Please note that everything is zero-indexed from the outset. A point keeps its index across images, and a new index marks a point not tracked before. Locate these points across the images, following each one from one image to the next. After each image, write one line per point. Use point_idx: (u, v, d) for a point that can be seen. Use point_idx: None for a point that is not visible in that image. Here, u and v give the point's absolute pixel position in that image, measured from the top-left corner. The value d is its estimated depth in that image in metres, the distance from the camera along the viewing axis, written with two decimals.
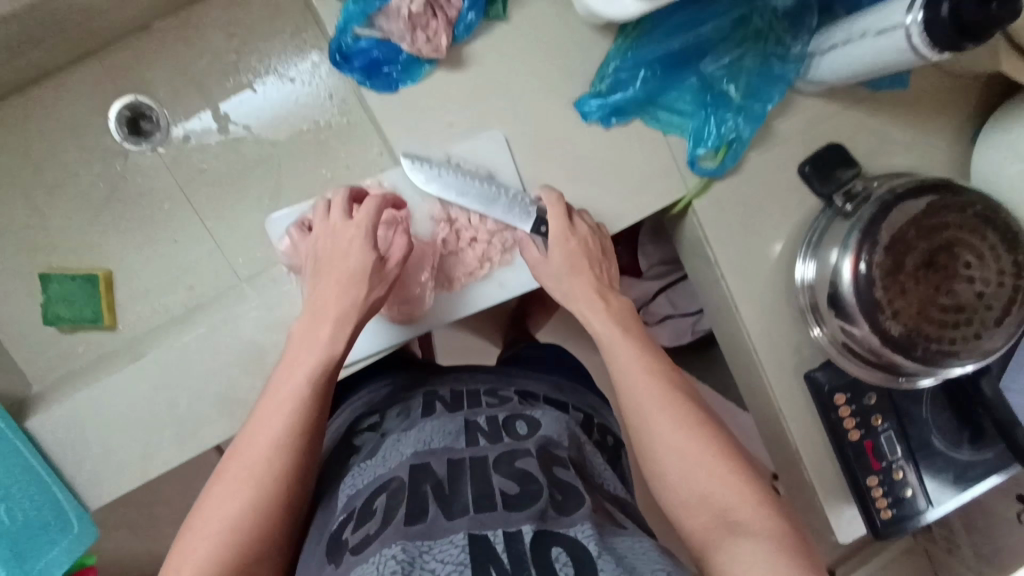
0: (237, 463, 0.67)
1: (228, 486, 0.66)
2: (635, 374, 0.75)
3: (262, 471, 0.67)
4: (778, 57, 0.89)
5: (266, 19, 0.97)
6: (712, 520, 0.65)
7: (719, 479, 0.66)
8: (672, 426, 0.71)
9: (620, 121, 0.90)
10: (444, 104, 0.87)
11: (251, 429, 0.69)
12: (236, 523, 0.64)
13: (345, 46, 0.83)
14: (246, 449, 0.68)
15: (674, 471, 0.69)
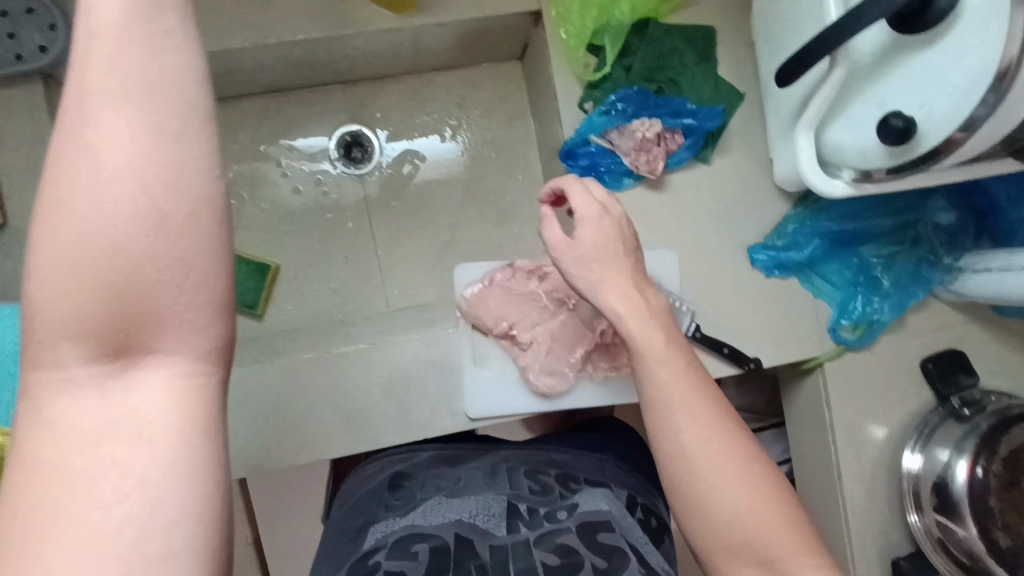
0: (70, 397, 0.38)
1: (72, 425, 0.37)
2: (717, 440, 0.63)
3: (132, 408, 0.38)
4: (930, 262, 0.98)
5: (490, 97, 1.10)
6: (760, 562, 0.60)
7: (771, 521, 0.60)
8: (727, 447, 0.63)
9: (781, 274, 0.98)
10: (637, 216, 0.95)
11: (68, 309, 0.36)
12: (128, 466, 0.37)
13: (575, 145, 0.92)
14: (67, 393, 0.37)
15: (726, 510, 0.61)
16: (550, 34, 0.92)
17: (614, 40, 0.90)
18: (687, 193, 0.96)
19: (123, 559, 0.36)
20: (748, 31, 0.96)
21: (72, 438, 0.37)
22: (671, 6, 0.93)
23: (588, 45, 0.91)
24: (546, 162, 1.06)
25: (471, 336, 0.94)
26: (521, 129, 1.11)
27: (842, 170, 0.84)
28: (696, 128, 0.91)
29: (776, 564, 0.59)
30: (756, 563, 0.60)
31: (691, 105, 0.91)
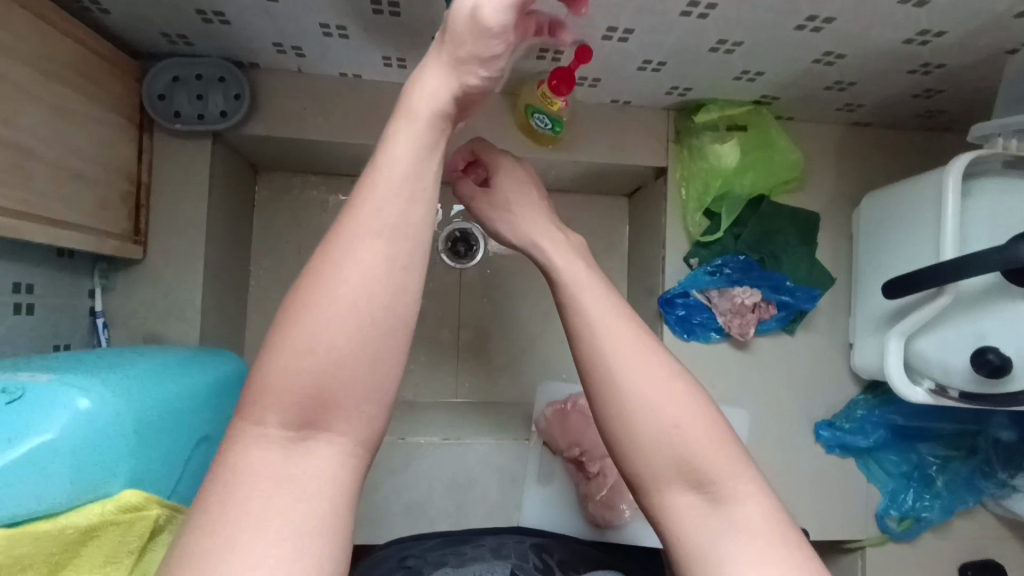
0: (368, 236, 0.42)
1: (360, 268, 0.41)
2: (702, 447, 0.49)
3: (401, 280, 0.42)
4: (984, 473, 1.00)
5: (593, 223, 1.18)
6: (684, 473, 0.49)
7: (686, 412, 0.50)
8: (639, 344, 0.52)
9: (840, 453, 1.02)
10: (716, 370, 1.00)
11: (386, 184, 0.43)
12: (355, 334, 0.40)
13: (674, 295, 0.98)
14: (368, 231, 0.42)
15: (623, 380, 0.51)
16: (671, 190, 1.00)
17: (731, 209, 0.98)
18: (768, 358, 1.01)
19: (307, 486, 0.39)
20: (847, 224, 1.04)
21: (351, 270, 0.41)
22: (784, 189, 1.02)
23: (704, 209, 0.99)
24: (636, 295, 1.12)
25: (539, 452, 0.98)
26: (615, 258, 1.18)
27: (923, 378, 0.89)
28: (791, 305, 0.97)
29: (706, 485, 0.49)
30: (694, 487, 0.49)
31: (790, 283, 0.97)
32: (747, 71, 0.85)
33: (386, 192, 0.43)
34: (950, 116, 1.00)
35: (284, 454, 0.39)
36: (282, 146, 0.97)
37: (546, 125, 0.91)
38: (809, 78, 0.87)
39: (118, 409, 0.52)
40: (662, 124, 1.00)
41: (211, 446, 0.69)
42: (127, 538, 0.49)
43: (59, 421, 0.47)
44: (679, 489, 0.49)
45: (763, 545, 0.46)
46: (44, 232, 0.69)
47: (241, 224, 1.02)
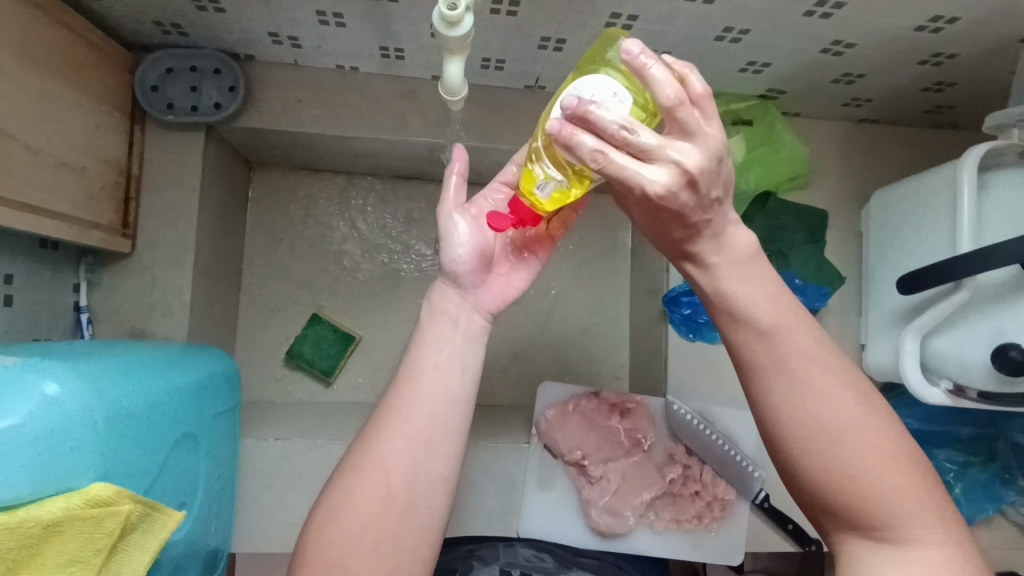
0: (386, 452, 0.60)
1: (379, 476, 0.59)
2: (848, 408, 0.57)
3: (413, 473, 0.60)
4: (1004, 479, 0.96)
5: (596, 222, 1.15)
6: (863, 518, 0.57)
7: (876, 453, 0.56)
8: (840, 391, 0.57)
9: None
10: (721, 370, 0.96)
11: (410, 417, 0.61)
12: (382, 532, 0.58)
13: (679, 293, 0.95)
14: (428, 390, 0.62)
15: (818, 422, 0.57)
16: None
17: (738, 206, 0.95)
18: None
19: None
20: (856, 221, 1.02)
21: (379, 487, 0.59)
22: (791, 186, 0.99)
23: None
24: (639, 296, 1.09)
25: (539, 455, 0.92)
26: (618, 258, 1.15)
27: (940, 379, 0.85)
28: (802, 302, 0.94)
29: (877, 532, 0.57)
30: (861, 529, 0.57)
31: (800, 281, 0.95)
32: (753, 62, 0.84)
33: (403, 423, 0.61)
34: (960, 111, 0.97)
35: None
36: (278, 141, 0.95)
37: (561, 184, 0.59)
38: (817, 70, 0.85)
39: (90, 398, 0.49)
40: None
41: (194, 447, 0.66)
42: (93, 536, 0.45)
43: (24, 406, 0.44)
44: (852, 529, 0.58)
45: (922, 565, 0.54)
46: (24, 221, 0.66)
47: (232, 220, 0.99)
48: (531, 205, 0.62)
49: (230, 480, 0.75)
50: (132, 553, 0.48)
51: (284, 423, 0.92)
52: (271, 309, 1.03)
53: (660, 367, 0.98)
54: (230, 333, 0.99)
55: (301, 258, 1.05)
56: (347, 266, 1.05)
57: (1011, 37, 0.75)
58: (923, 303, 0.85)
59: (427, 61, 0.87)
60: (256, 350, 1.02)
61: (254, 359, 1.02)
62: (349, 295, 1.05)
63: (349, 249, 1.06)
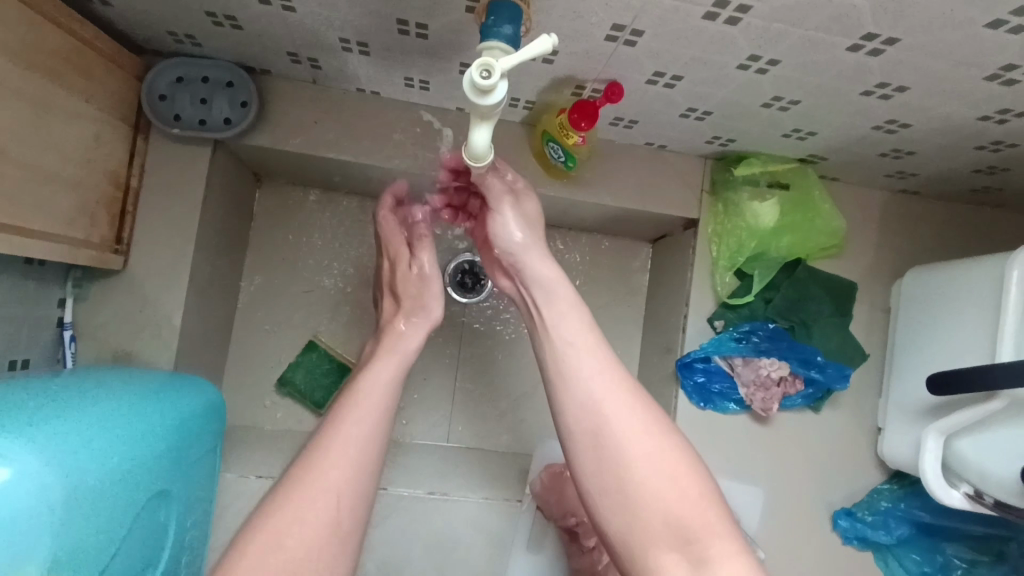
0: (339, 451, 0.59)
1: (334, 481, 0.58)
2: (642, 430, 0.58)
3: (369, 476, 0.60)
4: None
5: (612, 267, 1.10)
6: (673, 533, 0.54)
7: (676, 481, 0.56)
8: (636, 411, 0.60)
9: (859, 545, 0.93)
10: (731, 444, 0.92)
11: (365, 411, 0.63)
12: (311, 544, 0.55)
13: (694, 359, 0.90)
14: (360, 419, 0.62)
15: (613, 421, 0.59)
16: (700, 245, 0.93)
17: (765, 272, 0.90)
18: (790, 437, 0.93)
19: None
20: (886, 298, 0.97)
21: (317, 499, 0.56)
22: (822, 255, 0.94)
23: (735, 269, 0.92)
24: (650, 351, 1.04)
25: (530, 517, 0.88)
26: (631, 307, 1.10)
27: (961, 481, 0.80)
28: (820, 382, 0.90)
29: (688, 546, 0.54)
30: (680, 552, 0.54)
31: (822, 358, 0.89)
32: (798, 130, 0.78)
33: (359, 415, 0.62)
34: (1008, 194, 0.92)
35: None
36: (288, 160, 0.90)
37: (557, 148, 0.82)
38: (864, 144, 0.80)
39: (46, 480, 0.46)
40: (698, 172, 0.93)
41: (168, 501, 0.62)
42: None
43: None
44: (668, 551, 0.54)
45: None
46: (10, 243, 0.62)
47: (234, 237, 0.95)
48: (570, 122, 0.76)
49: (206, 520, 0.72)
50: None
51: (268, 456, 0.88)
52: (267, 330, 0.99)
53: None
54: (222, 353, 0.95)
55: (302, 280, 1.00)
56: (349, 293, 1.01)
57: None
58: (953, 403, 0.80)
59: (452, 94, 0.82)
60: (248, 372, 0.98)
61: (245, 381, 0.98)
62: (349, 323, 1.00)
63: (352, 274, 1.01)
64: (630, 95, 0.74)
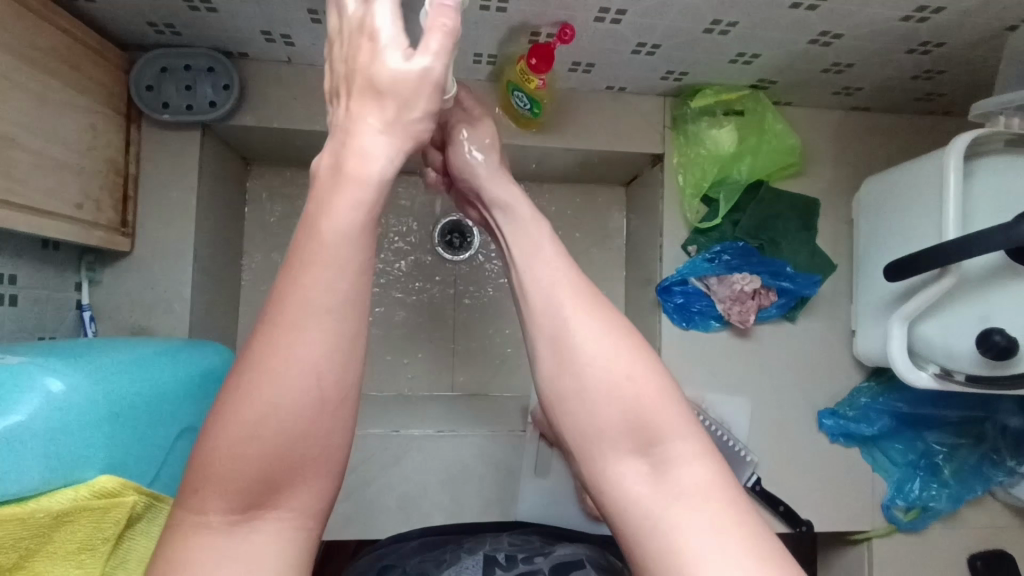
0: (282, 359, 0.46)
1: (291, 371, 0.46)
2: (575, 305, 0.56)
3: (343, 354, 0.48)
4: (993, 460, 0.97)
5: (590, 214, 1.16)
6: (632, 432, 0.52)
7: (637, 375, 0.53)
8: (583, 299, 0.56)
9: (845, 441, 0.99)
10: (715, 361, 0.98)
11: (326, 248, 0.47)
12: (292, 416, 0.46)
13: (673, 283, 0.97)
14: (331, 254, 0.47)
15: (555, 310, 0.56)
16: (668, 176, 0.99)
17: (730, 195, 0.96)
18: (770, 347, 0.99)
19: (243, 483, 0.45)
20: (847, 210, 1.03)
21: (296, 374, 0.46)
22: (783, 175, 1.00)
23: (702, 195, 0.98)
24: (634, 287, 1.10)
25: (535, 445, 0.94)
26: (611, 250, 1.16)
27: (928, 363, 0.86)
28: (792, 291, 0.96)
29: (641, 442, 0.52)
30: (642, 453, 0.52)
31: (791, 269, 0.95)
32: (743, 53, 0.84)
33: (312, 263, 0.47)
34: (949, 99, 0.98)
35: (237, 527, 0.46)
36: (273, 137, 0.96)
37: (522, 101, 0.88)
38: (806, 61, 0.86)
39: (93, 396, 0.49)
40: (658, 109, 0.99)
41: (196, 438, 0.67)
42: (101, 525, 0.46)
43: (28, 404, 0.44)
44: (625, 450, 0.52)
45: (698, 505, 0.49)
46: (28, 223, 0.67)
47: (230, 217, 1.01)
48: (530, 69, 0.82)
49: None
50: (139, 543, 0.50)
51: None
52: None
53: (654, 358, 1.00)
54: (231, 327, 1.01)
55: None
56: None
57: (997, 26, 0.76)
58: (912, 289, 0.86)
59: None
60: None
61: None
62: None
63: None
64: (581, 36, 0.80)
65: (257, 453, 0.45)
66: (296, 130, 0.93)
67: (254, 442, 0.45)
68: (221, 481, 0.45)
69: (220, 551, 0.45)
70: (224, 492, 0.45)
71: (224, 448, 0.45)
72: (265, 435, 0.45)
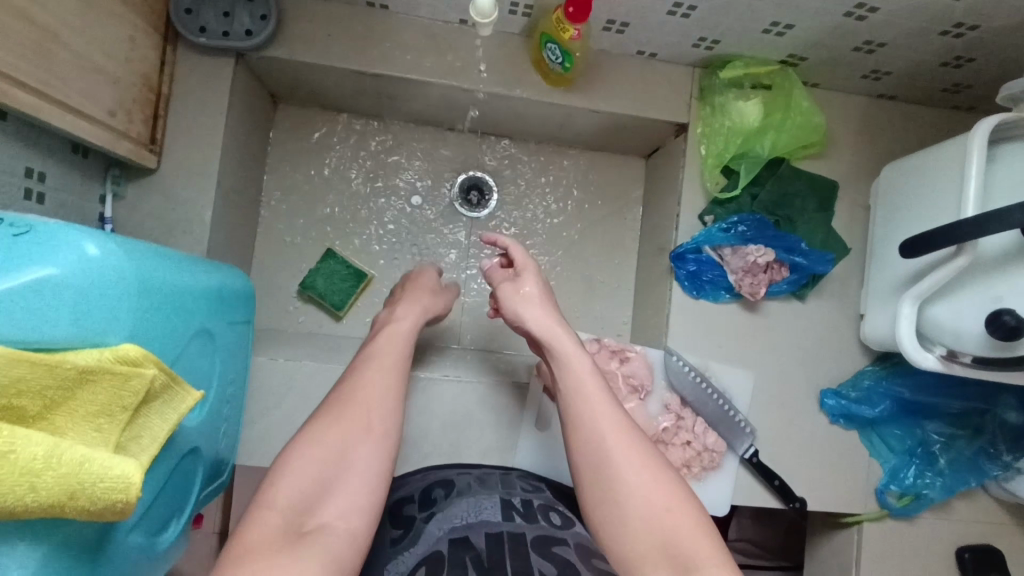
0: (360, 413, 0.68)
1: (355, 430, 0.66)
2: (619, 441, 0.66)
3: (393, 429, 0.69)
4: (989, 454, 0.97)
5: (609, 184, 1.17)
6: (665, 556, 0.58)
7: (670, 504, 0.62)
8: (623, 431, 0.67)
9: (844, 423, 1.00)
10: (721, 331, 0.99)
11: (380, 362, 0.74)
12: (342, 460, 0.64)
13: (686, 251, 0.98)
14: (377, 367, 0.73)
15: (602, 437, 0.66)
16: (691, 146, 1.00)
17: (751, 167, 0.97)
18: (777, 323, 1.00)
19: (299, 499, 0.60)
20: (865, 196, 1.03)
21: (350, 432, 0.66)
22: (805, 154, 1.01)
23: (723, 166, 0.99)
24: (646, 257, 1.11)
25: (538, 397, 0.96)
26: (626, 220, 1.17)
27: (935, 345, 0.86)
28: (804, 267, 0.96)
29: (678, 559, 0.58)
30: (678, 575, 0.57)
31: (805, 246, 0.96)
32: (777, 23, 0.85)
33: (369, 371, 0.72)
34: (976, 92, 0.99)
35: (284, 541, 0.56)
36: (304, 74, 0.97)
37: (554, 52, 0.89)
38: (839, 36, 0.86)
39: (126, 267, 0.50)
40: (687, 79, 0.99)
41: (211, 342, 0.68)
42: (121, 393, 0.47)
43: (66, 260, 0.46)
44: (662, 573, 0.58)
45: None
46: (63, 119, 0.68)
47: (253, 152, 1.02)
48: (566, 18, 0.82)
49: (240, 383, 0.78)
50: (154, 421, 0.51)
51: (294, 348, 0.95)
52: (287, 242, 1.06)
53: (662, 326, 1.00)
54: (246, 260, 1.02)
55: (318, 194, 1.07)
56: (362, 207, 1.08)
57: None
58: (924, 271, 0.86)
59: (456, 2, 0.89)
60: (270, 280, 1.05)
61: (267, 289, 1.05)
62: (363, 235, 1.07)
63: None
64: None
65: (327, 481, 0.62)
66: (328, 67, 0.94)
67: (302, 471, 0.62)
68: (293, 491, 0.60)
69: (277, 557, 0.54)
70: (289, 500, 0.60)
71: (294, 469, 0.62)
72: (314, 471, 0.62)
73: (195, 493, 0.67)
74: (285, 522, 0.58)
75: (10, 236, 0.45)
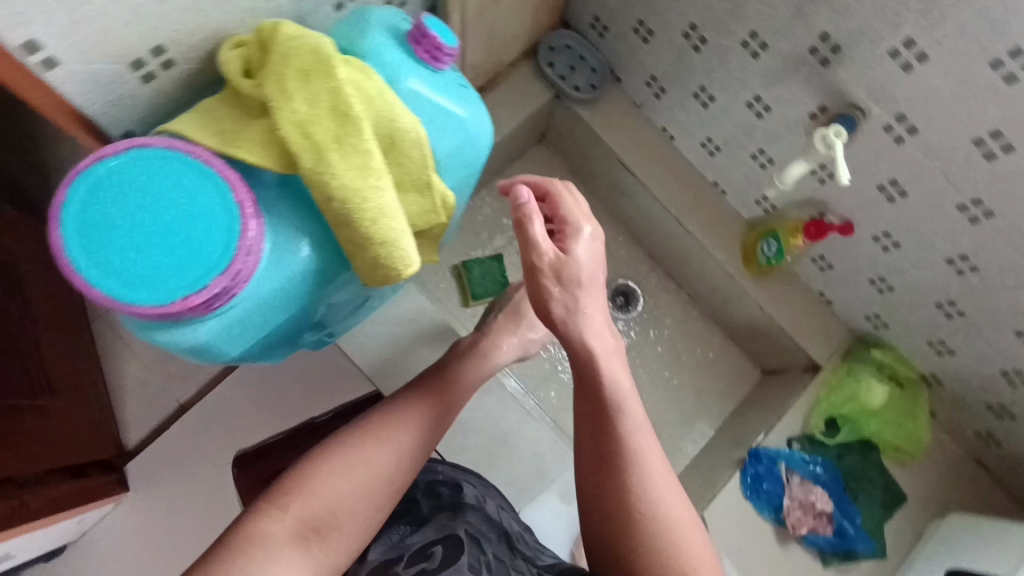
0: (371, 453, 0.67)
1: (374, 468, 0.66)
2: (676, 520, 0.60)
3: (401, 479, 0.68)
4: None
5: (720, 369, 1.30)
6: None
7: None
8: (682, 508, 0.61)
9: None
10: (750, 538, 1.04)
11: (410, 418, 0.72)
12: (358, 508, 0.64)
13: (765, 455, 1.06)
14: (416, 418, 0.72)
15: (657, 512, 0.59)
16: (815, 382, 1.12)
17: (850, 432, 1.09)
18: (798, 568, 1.04)
19: (315, 509, 0.62)
20: (924, 526, 1.09)
21: (378, 474, 0.67)
22: (895, 455, 1.11)
23: (830, 415, 1.10)
24: (717, 442, 1.20)
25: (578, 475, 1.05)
26: (715, 405, 1.28)
27: None
28: (847, 537, 1.04)
29: None
30: None
31: (858, 518, 1.06)
32: (942, 341, 1.01)
33: (391, 425, 0.70)
34: None
35: (302, 540, 0.60)
36: (583, 136, 1.20)
37: (769, 248, 1.07)
38: (982, 384, 1.01)
39: (478, 152, 0.75)
40: (841, 335, 1.15)
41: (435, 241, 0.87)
42: (426, 214, 0.67)
43: (473, 116, 0.71)
44: None
45: None
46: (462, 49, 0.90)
47: (504, 156, 1.22)
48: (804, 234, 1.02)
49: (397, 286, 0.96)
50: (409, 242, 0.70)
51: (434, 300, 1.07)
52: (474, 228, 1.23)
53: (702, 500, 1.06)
54: None
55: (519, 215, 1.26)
56: None
57: None
58: None
59: (725, 168, 1.10)
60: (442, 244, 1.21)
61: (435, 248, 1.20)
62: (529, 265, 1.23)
63: None
64: (847, 239, 1.00)
65: (335, 508, 0.63)
66: (606, 144, 1.16)
67: (333, 491, 0.63)
68: (302, 509, 0.62)
69: (276, 556, 0.57)
70: (297, 515, 0.61)
71: (322, 483, 0.64)
72: (344, 491, 0.64)
73: (331, 326, 0.86)
74: (292, 530, 0.60)
75: (459, 84, 0.70)
